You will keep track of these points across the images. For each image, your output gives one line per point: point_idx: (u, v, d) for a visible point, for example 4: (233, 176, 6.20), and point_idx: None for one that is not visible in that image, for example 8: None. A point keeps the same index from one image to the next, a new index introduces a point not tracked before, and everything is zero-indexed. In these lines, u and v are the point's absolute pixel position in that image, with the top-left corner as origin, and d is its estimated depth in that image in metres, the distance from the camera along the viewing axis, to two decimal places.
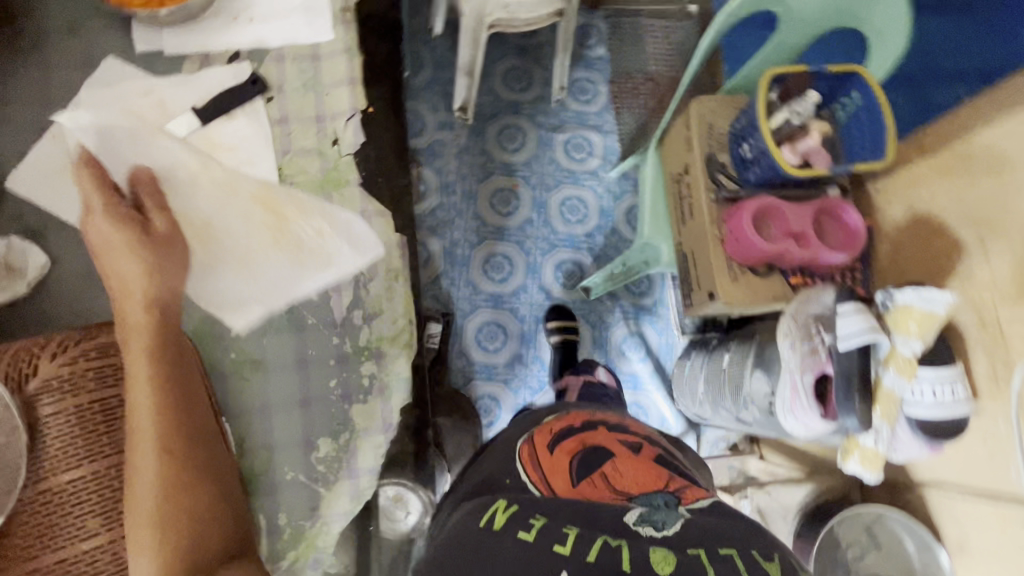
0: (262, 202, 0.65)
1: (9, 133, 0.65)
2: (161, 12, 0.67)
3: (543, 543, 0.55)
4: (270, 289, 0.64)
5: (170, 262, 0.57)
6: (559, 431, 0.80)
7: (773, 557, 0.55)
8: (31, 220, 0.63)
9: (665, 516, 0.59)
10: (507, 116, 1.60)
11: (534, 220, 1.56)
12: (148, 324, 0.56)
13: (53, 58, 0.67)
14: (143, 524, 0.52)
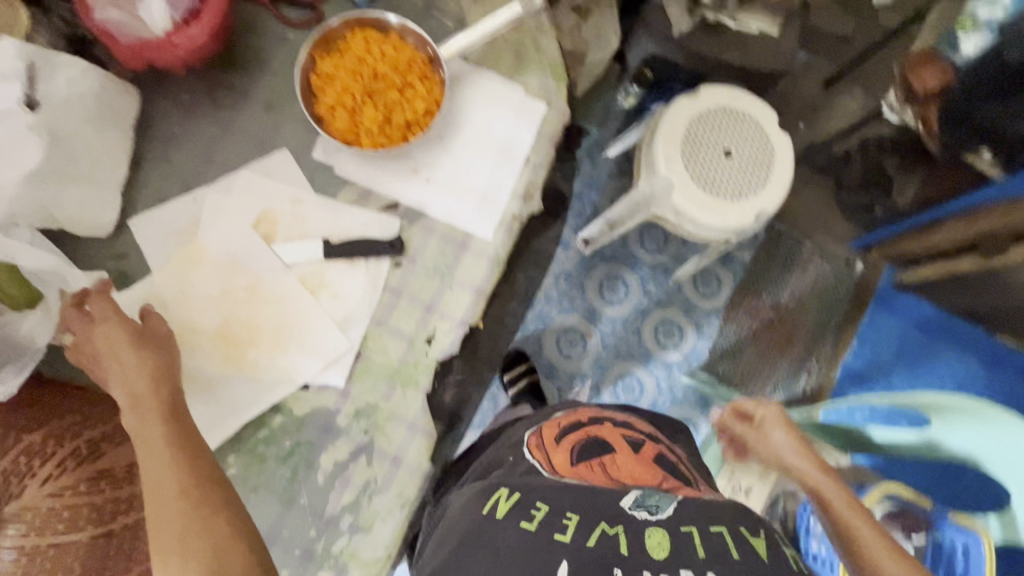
0: (234, 334, 0.63)
1: (160, 171, 0.64)
2: (350, 141, 0.65)
3: (543, 533, 0.51)
4: (222, 419, 0.61)
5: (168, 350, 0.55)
6: (564, 423, 0.69)
7: (758, 530, 0.52)
8: (131, 265, 0.63)
9: (660, 499, 0.55)
10: (618, 261, 1.33)
11: (585, 377, 1.29)
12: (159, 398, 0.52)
13: (240, 124, 0.66)
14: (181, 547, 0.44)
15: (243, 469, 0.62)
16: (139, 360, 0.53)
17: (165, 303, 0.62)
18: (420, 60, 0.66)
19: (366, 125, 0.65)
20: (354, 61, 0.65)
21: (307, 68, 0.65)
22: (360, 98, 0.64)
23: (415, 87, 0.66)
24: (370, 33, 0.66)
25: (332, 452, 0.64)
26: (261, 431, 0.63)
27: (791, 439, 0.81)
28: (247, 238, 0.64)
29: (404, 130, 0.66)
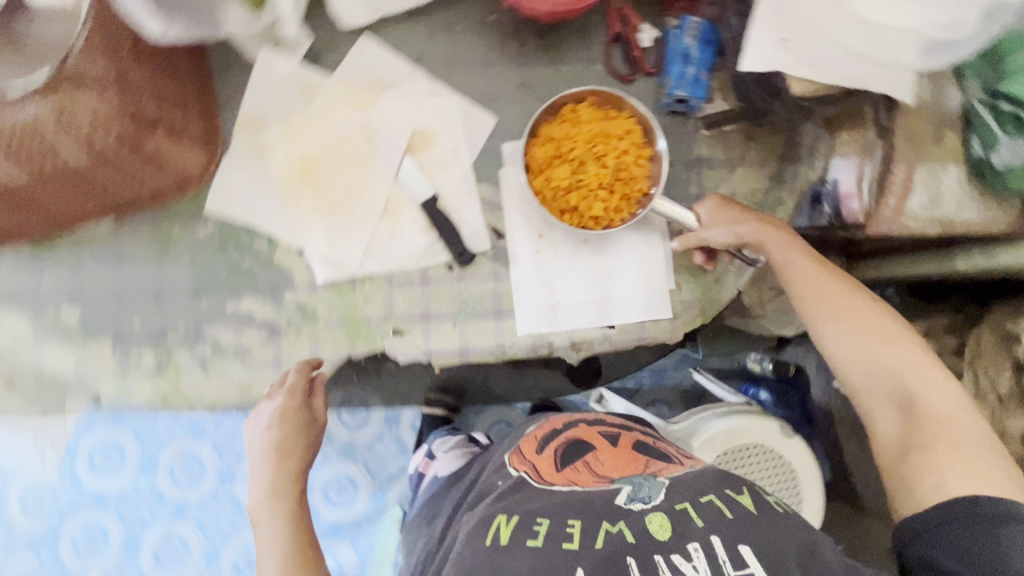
0: (316, 168, 0.67)
1: (418, 35, 0.69)
2: (531, 168, 0.66)
3: (552, 547, 0.50)
4: (238, 201, 0.66)
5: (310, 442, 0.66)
6: (540, 433, 0.67)
7: (740, 488, 0.55)
8: (328, 57, 0.68)
9: (650, 487, 0.56)
10: None
11: None
12: (293, 487, 0.63)
13: (495, 73, 0.70)
14: None
15: (206, 242, 0.66)
16: (289, 443, 0.65)
17: (309, 100, 0.67)
18: (637, 189, 0.65)
19: (550, 176, 0.65)
20: (603, 132, 0.65)
21: (573, 96, 0.66)
22: (572, 156, 0.65)
23: (609, 198, 0.65)
24: (636, 132, 0.66)
25: (255, 306, 0.66)
26: (246, 237, 0.66)
27: (736, 218, 0.62)
28: (400, 133, 0.68)
29: (565, 210, 0.65)
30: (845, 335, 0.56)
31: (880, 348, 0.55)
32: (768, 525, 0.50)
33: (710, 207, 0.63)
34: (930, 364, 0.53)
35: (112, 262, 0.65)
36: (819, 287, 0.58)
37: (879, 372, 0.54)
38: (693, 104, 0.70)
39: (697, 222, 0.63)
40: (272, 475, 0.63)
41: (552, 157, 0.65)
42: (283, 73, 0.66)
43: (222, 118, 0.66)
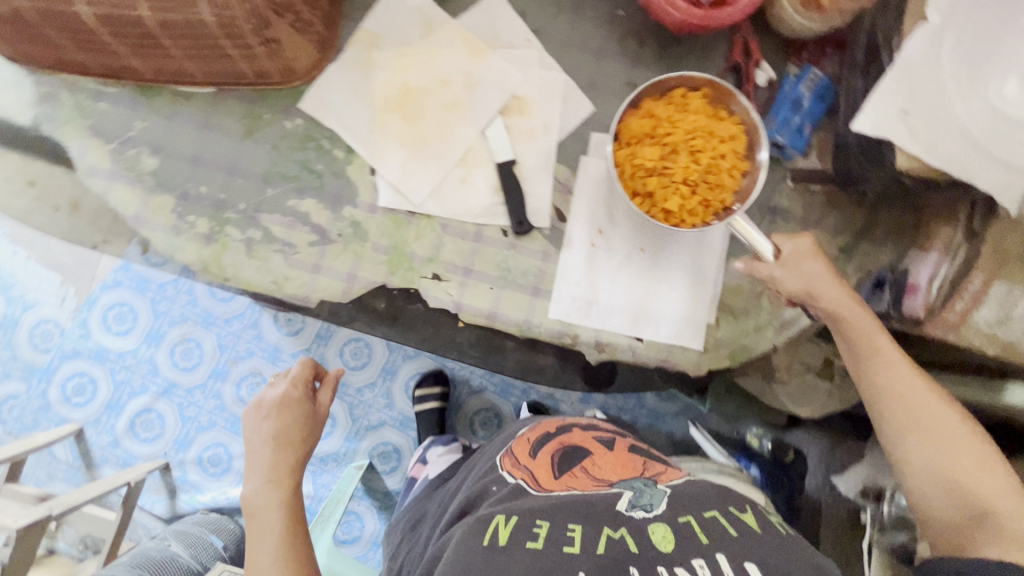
0: (411, 99, 0.68)
1: (547, 7, 0.70)
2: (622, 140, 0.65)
3: (552, 549, 0.52)
4: (331, 107, 0.68)
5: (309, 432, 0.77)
6: (533, 439, 0.73)
7: (742, 506, 0.59)
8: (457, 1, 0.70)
9: (652, 495, 0.60)
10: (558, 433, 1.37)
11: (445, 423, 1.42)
12: (287, 475, 0.72)
13: (607, 65, 0.70)
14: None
15: (290, 134, 0.68)
16: (287, 432, 0.75)
17: (426, 34, 0.69)
18: (719, 197, 0.64)
19: (637, 152, 0.64)
20: (707, 129, 0.64)
21: (689, 82, 0.65)
22: (667, 141, 0.64)
23: (687, 196, 0.63)
24: (741, 141, 0.64)
25: (314, 209, 0.68)
26: (328, 142, 0.68)
27: (825, 272, 0.61)
28: (501, 91, 0.69)
29: (639, 192, 0.65)
30: (917, 434, 0.59)
31: (949, 451, 0.58)
32: (772, 545, 0.53)
33: (794, 248, 0.61)
34: (997, 465, 0.57)
35: (200, 125, 0.67)
36: (901, 387, 0.60)
37: (936, 473, 0.58)
38: (788, 152, 0.69)
39: (774, 256, 0.61)
40: (273, 460, 0.73)
41: (645, 136, 0.65)
42: (412, 3, 0.69)
43: (343, 26, 0.68)
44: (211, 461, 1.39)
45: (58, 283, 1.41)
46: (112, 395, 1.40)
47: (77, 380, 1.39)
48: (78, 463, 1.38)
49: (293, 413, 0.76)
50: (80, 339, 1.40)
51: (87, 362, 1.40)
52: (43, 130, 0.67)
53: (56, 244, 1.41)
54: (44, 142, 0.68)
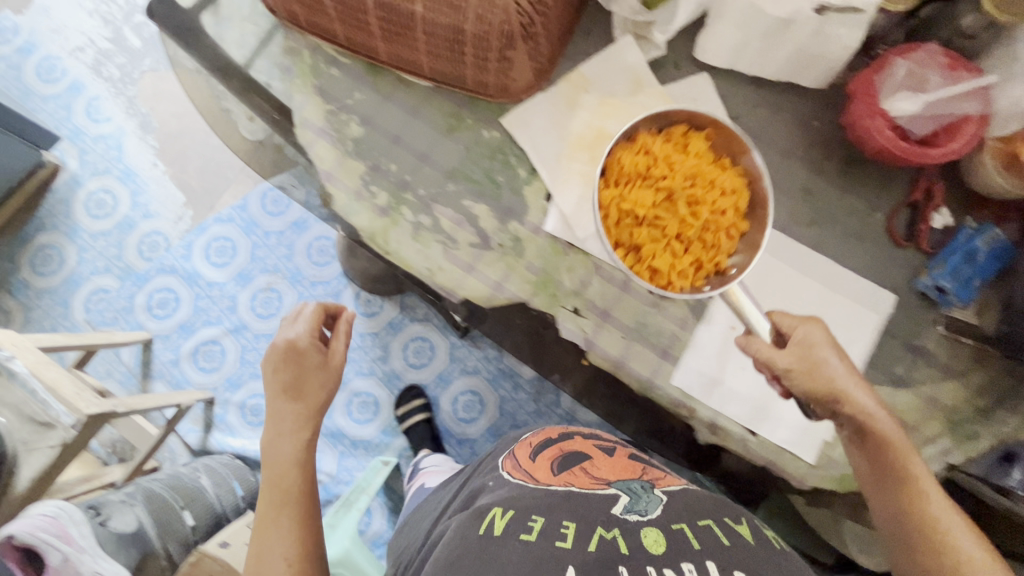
0: (602, 144, 0.72)
1: (748, 99, 0.74)
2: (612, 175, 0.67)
3: (545, 543, 0.52)
4: (528, 130, 0.72)
5: (325, 381, 0.74)
6: (534, 443, 0.74)
7: (739, 518, 0.58)
8: (668, 71, 0.74)
9: (646, 502, 0.59)
10: None
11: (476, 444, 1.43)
12: (302, 425, 0.72)
13: (790, 166, 0.73)
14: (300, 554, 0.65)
15: (484, 143, 0.73)
16: (297, 383, 0.72)
17: (632, 92, 0.73)
18: (710, 258, 0.66)
19: (632, 192, 0.66)
20: (707, 177, 0.66)
21: (693, 121, 0.67)
22: (662, 185, 0.65)
23: (680, 253, 0.65)
24: (744, 195, 0.65)
25: (484, 214, 0.71)
26: (516, 160, 0.73)
27: (847, 371, 0.63)
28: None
29: (622, 239, 0.66)
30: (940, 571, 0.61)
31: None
32: (763, 557, 0.52)
33: (804, 335, 0.64)
34: None
35: (409, 112, 0.73)
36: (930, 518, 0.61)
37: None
38: (948, 298, 0.69)
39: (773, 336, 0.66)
40: (292, 410, 0.72)
41: (642, 175, 0.66)
42: (629, 59, 0.73)
43: (561, 64, 0.74)
44: (250, 410, 1.42)
45: (180, 203, 1.51)
46: (189, 317, 1.46)
47: (163, 295, 1.47)
48: (136, 370, 1.43)
49: (312, 370, 0.73)
50: (180, 258, 1.48)
51: (178, 281, 1.47)
52: (277, 77, 0.74)
53: (191, 169, 1.52)
54: (273, 86, 0.75)
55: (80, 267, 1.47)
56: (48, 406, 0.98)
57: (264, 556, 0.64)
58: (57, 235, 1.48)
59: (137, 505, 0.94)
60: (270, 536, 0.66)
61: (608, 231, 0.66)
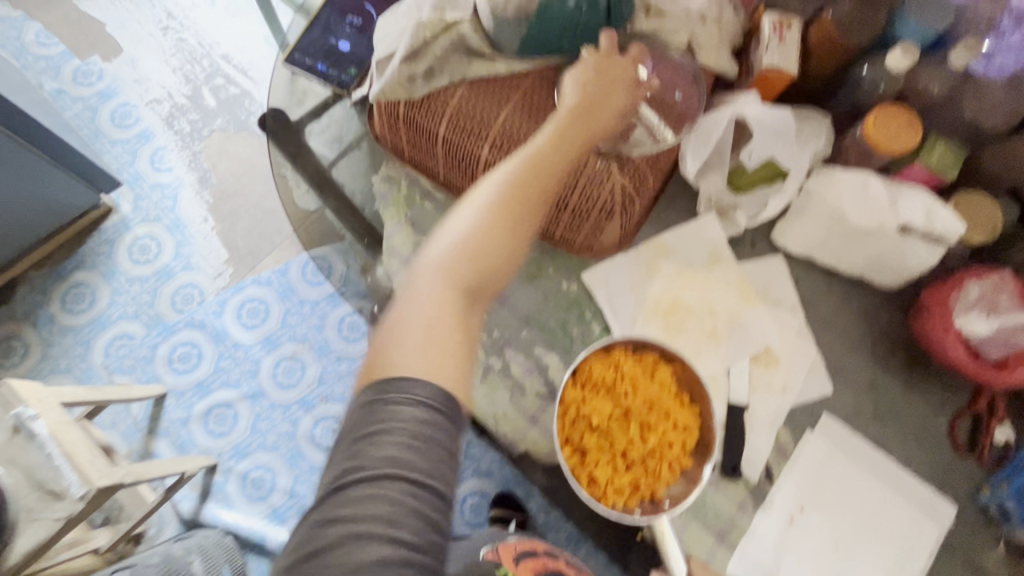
0: (674, 312, 0.74)
1: (819, 285, 0.76)
2: (580, 378, 0.65)
3: None
4: (606, 288, 0.74)
5: (614, 110, 0.59)
6: (520, 548, 0.71)
7: None
8: (744, 249, 0.77)
9: None
10: None
11: None
12: (574, 134, 0.57)
13: (857, 357, 0.74)
14: (499, 252, 0.51)
15: (563, 294, 0.75)
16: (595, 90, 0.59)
17: (706, 264, 0.76)
18: (651, 488, 0.63)
19: (592, 401, 0.64)
20: (664, 407, 0.64)
21: (665, 351, 0.66)
22: (622, 401, 0.64)
23: (620, 471, 0.63)
24: (693, 435, 0.65)
25: (554, 365, 0.72)
26: (591, 314, 0.74)
27: None
28: (755, 341, 0.73)
29: (571, 441, 0.64)
30: None
31: None
32: None
33: None
34: None
35: None
36: None
37: None
38: (1012, 521, 0.67)
39: None
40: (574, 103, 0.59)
41: (607, 385, 0.65)
42: (709, 234, 0.76)
43: (643, 228, 0.77)
44: (249, 482, 1.37)
45: (222, 259, 1.52)
46: (208, 376, 1.43)
47: (187, 349, 1.45)
48: (142, 425, 1.39)
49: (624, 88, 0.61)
50: (211, 314, 1.48)
51: (204, 337, 1.46)
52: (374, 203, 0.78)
53: (240, 227, 1.55)
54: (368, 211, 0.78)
55: (110, 309, 1.46)
56: (61, 474, 0.94)
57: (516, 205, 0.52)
58: (95, 274, 1.48)
59: None
60: (517, 205, 0.52)
61: (561, 426, 0.64)
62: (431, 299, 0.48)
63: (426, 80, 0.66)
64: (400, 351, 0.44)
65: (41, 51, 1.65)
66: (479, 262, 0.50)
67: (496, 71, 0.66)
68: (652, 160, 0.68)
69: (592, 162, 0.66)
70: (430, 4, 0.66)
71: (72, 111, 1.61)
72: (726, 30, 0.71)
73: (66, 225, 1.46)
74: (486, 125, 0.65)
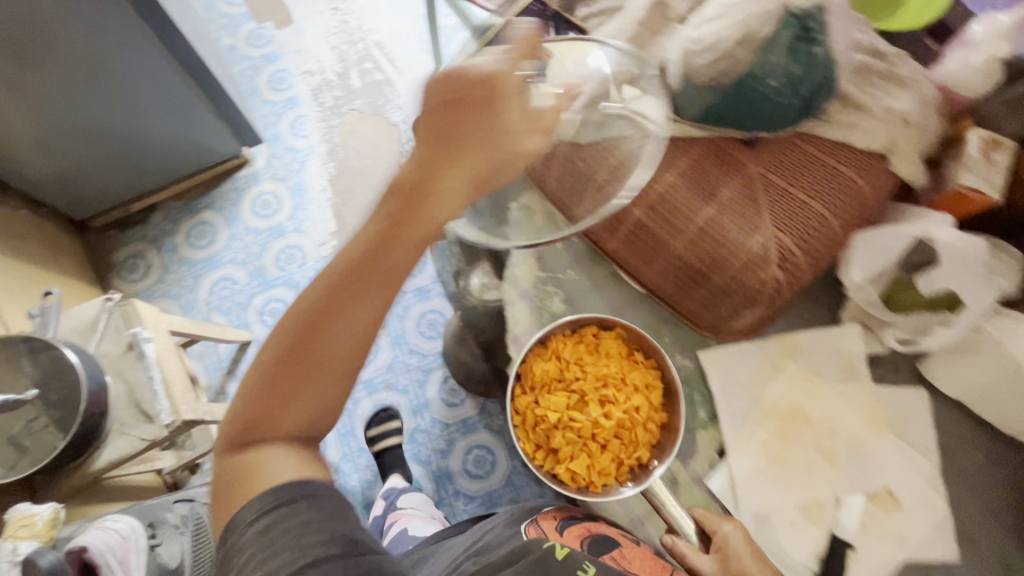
0: (788, 422, 0.68)
1: (964, 434, 0.68)
2: (532, 368, 0.67)
3: None
4: (722, 376, 0.70)
5: (471, 163, 0.41)
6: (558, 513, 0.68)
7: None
8: (885, 372, 0.70)
9: None
10: None
11: None
12: (382, 234, 0.41)
13: (993, 528, 0.65)
14: (331, 377, 0.42)
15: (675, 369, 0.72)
16: (395, 183, 0.42)
17: (839, 378, 0.69)
18: (634, 456, 0.65)
19: (546, 396, 0.66)
20: (617, 378, 0.66)
21: (602, 322, 0.69)
22: (574, 387, 0.66)
23: (598, 453, 0.65)
24: (655, 390, 0.66)
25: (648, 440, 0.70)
26: (699, 396, 0.71)
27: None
28: (876, 476, 0.66)
29: (540, 443, 0.67)
30: None
31: None
32: None
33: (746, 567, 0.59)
34: None
35: (613, 307, 0.74)
36: None
37: None
38: None
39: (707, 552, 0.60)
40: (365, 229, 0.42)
41: (556, 379, 0.67)
42: (848, 347, 0.70)
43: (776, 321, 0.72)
44: None
45: (330, 230, 1.60)
46: None
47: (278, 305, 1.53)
48: (224, 363, 1.49)
49: (472, 147, 0.41)
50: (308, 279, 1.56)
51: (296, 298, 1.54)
52: None
53: (354, 204, 1.63)
54: None
55: (224, 252, 1.58)
56: (156, 399, 1.01)
57: (322, 330, 0.42)
58: (219, 217, 1.61)
59: (186, 536, 0.92)
60: (326, 326, 0.41)
61: (527, 436, 0.67)
62: (280, 449, 0.42)
63: None
64: (256, 481, 0.40)
65: (227, 9, 1.82)
66: (304, 394, 0.42)
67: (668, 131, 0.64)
68: (814, 258, 0.62)
69: (750, 244, 0.61)
70: (618, 52, 0.65)
71: (239, 67, 1.76)
72: (926, 136, 0.65)
73: (203, 168, 1.57)
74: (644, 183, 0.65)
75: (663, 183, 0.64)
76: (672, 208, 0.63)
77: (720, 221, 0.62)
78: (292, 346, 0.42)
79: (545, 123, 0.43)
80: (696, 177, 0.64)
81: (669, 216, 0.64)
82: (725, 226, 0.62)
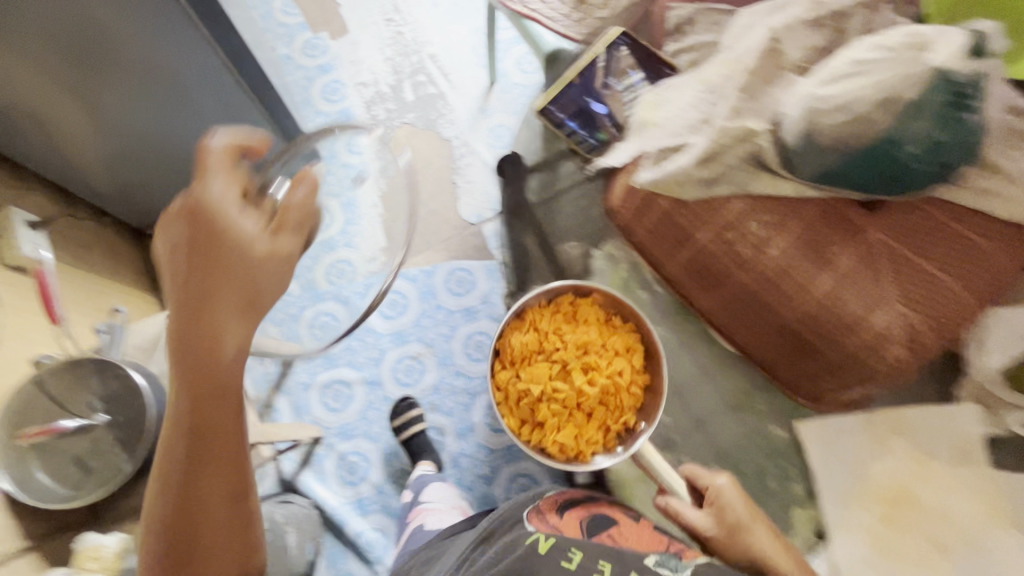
0: (892, 506, 0.67)
1: None
2: (517, 344, 0.71)
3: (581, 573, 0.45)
4: (823, 454, 0.69)
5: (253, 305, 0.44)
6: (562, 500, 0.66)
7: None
8: (1001, 454, 0.66)
9: (674, 563, 0.47)
10: None
11: None
12: (204, 372, 0.43)
13: None
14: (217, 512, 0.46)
15: (766, 437, 0.73)
16: (183, 329, 0.43)
17: (952, 462, 0.66)
18: (619, 422, 0.70)
19: (527, 368, 0.71)
20: (595, 344, 0.71)
21: (577, 290, 0.74)
22: (555, 357, 0.71)
23: (585, 422, 0.70)
24: (635, 352, 0.71)
25: None
26: (792, 467, 0.72)
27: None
28: (993, 567, 0.63)
29: (528, 420, 0.71)
30: None
31: None
32: None
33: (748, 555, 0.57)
34: None
35: (701, 369, 0.75)
36: None
37: None
38: None
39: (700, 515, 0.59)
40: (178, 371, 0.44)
41: (535, 351, 0.72)
42: (964, 428, 0.66)
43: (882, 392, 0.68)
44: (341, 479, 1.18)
45: None
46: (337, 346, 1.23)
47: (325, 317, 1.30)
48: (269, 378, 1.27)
49: (226, 284, 0.43)
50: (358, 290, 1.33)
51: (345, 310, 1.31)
52: None
53: None
54: None
55: None
56: None
57: (194, 485, 0.45)
58: None
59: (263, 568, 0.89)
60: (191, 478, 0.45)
61: (512, 411, 0.71)
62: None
63: (703, 186, 0.61)
64: None
65: None
66: (201, 531, 0.45)
67: (781, 191, 0.60)
68: (942, 336, 0.57)
69: (872, 320, 0.57)
70: (728, 104, 0.60)
71: None
72: None
73: None
74: (753, 248, 0.60)
75: (776, 250, 0.60)
76: (784, 279, 0.59)
77: (837, 295, 0.58)
78: (175, 492, 0.45)
79: (291, 218, 0.47)
80: (812, 245, 0.59)
81: (780, 286, 0.60)
82: (844, 300, 0.58)
